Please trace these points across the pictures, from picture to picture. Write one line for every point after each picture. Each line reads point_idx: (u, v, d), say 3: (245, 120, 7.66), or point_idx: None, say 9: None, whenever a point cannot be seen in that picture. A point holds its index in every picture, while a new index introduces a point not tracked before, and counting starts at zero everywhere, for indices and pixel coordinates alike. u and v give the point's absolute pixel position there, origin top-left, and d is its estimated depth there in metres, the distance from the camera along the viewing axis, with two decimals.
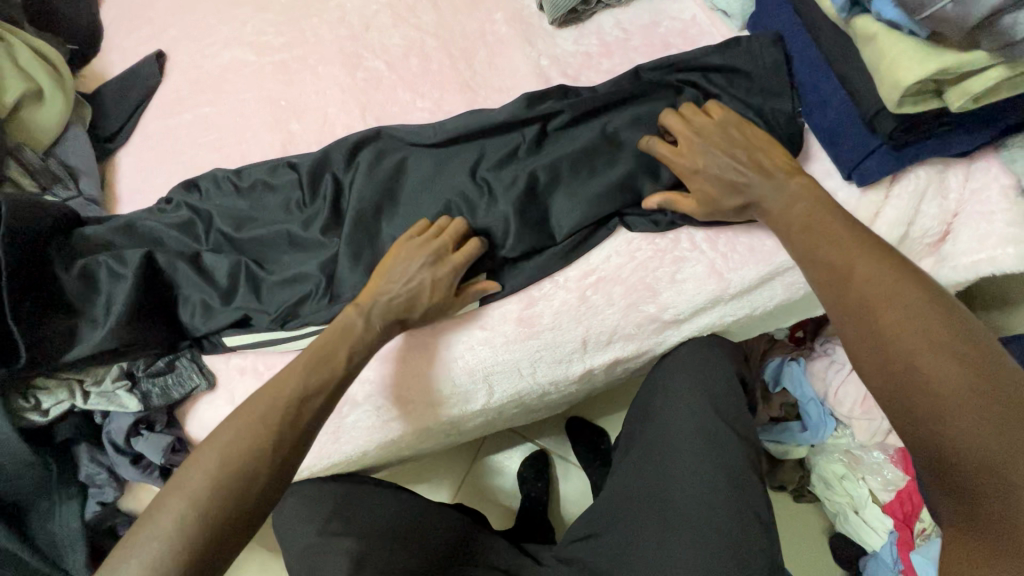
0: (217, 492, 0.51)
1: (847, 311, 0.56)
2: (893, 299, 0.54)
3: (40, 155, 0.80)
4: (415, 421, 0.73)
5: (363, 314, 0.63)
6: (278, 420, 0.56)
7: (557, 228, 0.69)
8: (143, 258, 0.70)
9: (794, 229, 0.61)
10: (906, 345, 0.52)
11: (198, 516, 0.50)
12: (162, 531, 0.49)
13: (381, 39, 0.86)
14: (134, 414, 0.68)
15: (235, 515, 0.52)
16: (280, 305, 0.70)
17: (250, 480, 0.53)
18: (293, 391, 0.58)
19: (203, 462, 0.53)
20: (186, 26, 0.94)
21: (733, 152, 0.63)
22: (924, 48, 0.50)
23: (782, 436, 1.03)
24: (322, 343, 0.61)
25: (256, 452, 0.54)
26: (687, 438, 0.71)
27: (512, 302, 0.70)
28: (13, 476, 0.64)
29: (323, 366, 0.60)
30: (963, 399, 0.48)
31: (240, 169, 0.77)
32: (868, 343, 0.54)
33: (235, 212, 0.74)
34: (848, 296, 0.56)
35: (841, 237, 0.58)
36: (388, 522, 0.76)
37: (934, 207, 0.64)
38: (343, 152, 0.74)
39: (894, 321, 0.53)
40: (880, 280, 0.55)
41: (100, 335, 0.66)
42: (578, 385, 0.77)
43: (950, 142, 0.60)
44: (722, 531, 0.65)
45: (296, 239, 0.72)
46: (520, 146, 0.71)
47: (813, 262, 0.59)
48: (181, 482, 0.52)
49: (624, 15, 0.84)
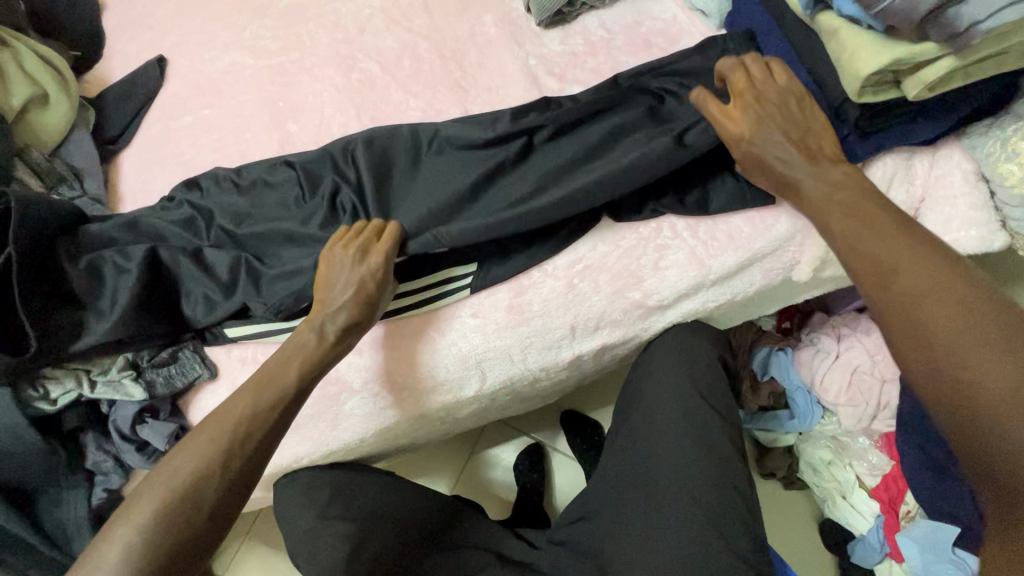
0: (165, 518, 0.54)
1: (889, 300, 0.54)
2: (940, 291, 0.52)
3: (45, 156, 0.83)
4: (412, 407, 0.75)
5: (315, 328, 0.66)
6: (225, 444, 0.58)
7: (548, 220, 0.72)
8: (146, 253, 0.72)
9: (832, 214, 0.59)
10: (956, 347, 0.49)
11: (142, 542, 0.53)
12: (109, 559, 0.52)
13: (375, 41, 0.89)
14: (138, 402, 0.70)
15: (182, 540, 0.54)
16: (279, 298, 0.72)
17: (198, 505, 0.55)
18: (242, 414, 0.60)
19: (153, 486, 0.56)
20: (186, 32, 0.98)
21: (785, 124, 0.63)
22: (880, 41, 0.53)
23: (771, 425, 1.06)
24: (273, 364, 0.64)
25: (205, 478, 0.56)
26: (671, 422, 0.74)
27: (503, 291, 0.73)
28: (21, 463, 0.66)
29: (271, 389, 0.63)
30: (1008, 396, 0.46)
31: (240, 168, 0.80)
32: (913, 344, 0.52)
33: (235, 209, 0.77)
34: (892, 293, 0.54)
35: (886, 232, 0.56)
36: (386, 508, 0.78)
37: (902, 192, 0.67)
38: (338, 152, 0.77)
39: (941, 322, 0.51)
40: (928, 277, 0.53)
41: (106, 326, 0.68)
42: (567, 371, 0.80)
43: (914, 130, 0.63)
44: (706, 505, 0.68)
45: (294, 234, 0.75)
46: (506, 159, 0.73)
47: (853, 256, 0.57)
48: (128, 510, 0.55)
49: (608, 16, 0.87)
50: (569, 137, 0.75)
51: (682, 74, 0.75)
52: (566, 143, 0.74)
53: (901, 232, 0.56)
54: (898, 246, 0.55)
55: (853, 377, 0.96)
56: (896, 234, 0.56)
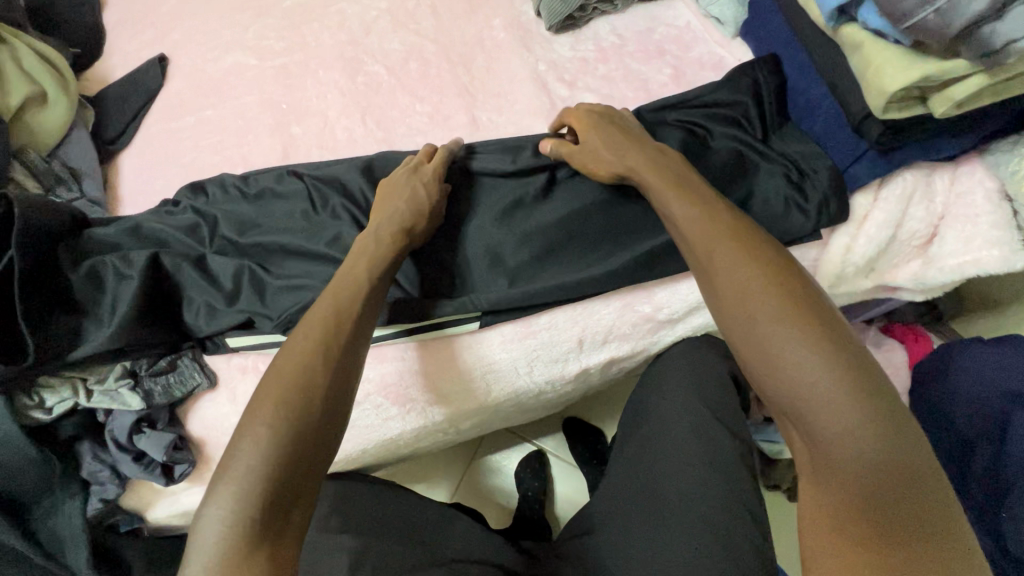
0: (290, 409, 0.52)
1: (721, 294, 0.54)
2: (763, 286, 0.52)
3: (43, 157, 0.81)
4: (416, 419, 0.74)
5: (371, 236, 0.64)
6: (321, 338, 0.56)
7: (563, 242, 0.71)
8: (148, 259, 0.71)
9: (670, 191, 0.59)
10: (770, 341, 0.50)
11: (271, 436, 0.51)
12: (245, 453, 0.50)
13: (381, 44, 0.88)
14: (137, 412, 0.68)
15: (303, 438, 0.52)
16: (283, 311, 0.71)
17: (312, 400, 0.53)
18: (327, 310, 0.58)
19: (268, 392, 0.53)
20: (188, 30, 0.96)
21: (619, 126, 0.67)
22: (909, 56, 0.52)
23: (776, 436, 1.03)
24: (339, 276, 0.61)
25: (313, 375, 0.54)
26: (679, 435, 0.73)
27: (509, 327, 0.71)
28: (17, 472, 0.65)
29: (348, 287, 0.60)
30: (824, 391, 0.47)
31: (248, 176, 0.78)
32: (743, 333, 0.52)
33: (242, 218, 0.76)
34: (722, 293, 0.54)
35: (724, 229, 0.56)
36: (383, 521, 0.78)
37: (922, 210, 0.65)
38: (351, 176, 0.75)
39: (768, 331, 0.50)
40: (764, 281, 0.52)
41: (105, 334, 0.66)
42: (574, 384, 0.78)
43: (935, 146, 0.62)
44: (713, 524, 0.67)
45: (298, 248, 0.73)
46: (528, 195, 0.72)
47: (687, 239, 0.57)
48: (251, 410, 0.52)
49: (620, 21, 0.86)
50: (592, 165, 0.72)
51: (710, 104, 0.71)
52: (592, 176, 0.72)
53: (737, 223, 0.56)
54: (727, 229, 0.56)
55: None
56: (733, 228, 0.56)
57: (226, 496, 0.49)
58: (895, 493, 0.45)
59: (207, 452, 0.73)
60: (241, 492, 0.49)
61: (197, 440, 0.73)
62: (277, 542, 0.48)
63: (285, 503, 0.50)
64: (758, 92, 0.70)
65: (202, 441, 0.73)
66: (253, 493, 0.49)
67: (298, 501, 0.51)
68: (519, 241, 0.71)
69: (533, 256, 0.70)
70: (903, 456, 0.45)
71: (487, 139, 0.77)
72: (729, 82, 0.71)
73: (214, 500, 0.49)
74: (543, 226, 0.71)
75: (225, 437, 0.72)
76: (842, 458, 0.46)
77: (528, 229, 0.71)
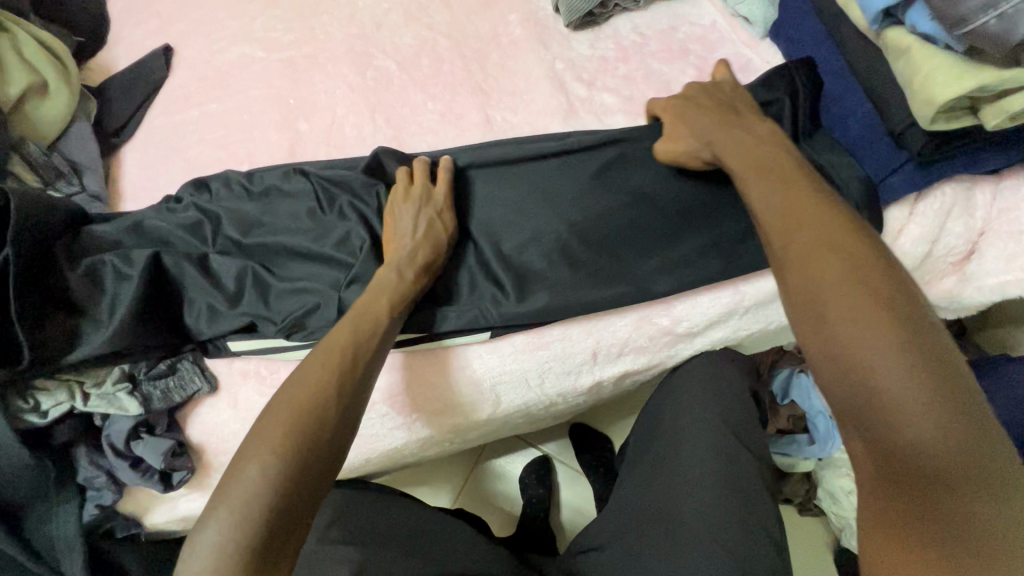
0: (296, 440, 0.50)
1: (791, 272, 0.50)
2: (842, 265, 0.48)
3: (44, 149, 0.78)
4: (422, 430, 0.71)
5: (394, 269, 0.62)
6: (336, 369, 0.55)
7: (579, 249, 0.68)
8: (150, 259, 0.68)
9: (749, 169, 0.57)
10: (842, 325, 0.46)
11: (278, 465, 0.48)
12: (248, 479, 0.48)
13: (393, 38, 0.85)
14: (134, 417, 0.66)
15: (307, 472, 0.49)
16: (287, 316, 0.68)
17: (320, 433, 0.51)
18: (346, 341, 0.57)
19: (277, 417, 0.51)
20: (194, 20, 0.93)
21: (710, 103, 0.64)
22: (960, 64, 0.50)
23: (789, 450, 1.00)
24: (362, 301, 0.60)
25: (324, 408, 0.52)
26: (694, 453, 0.70)
27: (518, 338, 0.68)
28: (11, 478, 0.63)
29: (368, 318, 0.59)
30: (901, 386, 0.42)
31: (252, 172, 0.75)
32: (810, 315, 0.48)
33: (246, 217, 0.73)
34: (791, 271, 0.50)
35: (802, 212, 0.52)
36: (391, 531, 0.75)
37: (960, 225, 0.62)
38: (360, 175, 0.72)
39: (836, 321, 0.46)
40: (840, 267, 0.48)
41: (105, 337, 0.64)
42: (586, 396, 0.76)
43: (980, 159, 0.59)
44: (731, 548, 0.63)
45: (304, 250, 0.70)
46: (543, 200, 0.69)
47: (761, 212, 0.54)
48: (258, 433, 0.50)
49: (642, 19, 0.82)
50: (608, 174, 0.70)
51: None
52: (610, 181, 0.69)
53: (825, 207, 0.52)
54: (807, 203, 0.52)
55: None
56: (816, 207, 0.52)
57: (223, 520, 0.46)
58: (970, 510, 0.39)
59: (206, 458, 0.71)
60: (238, 521, 0.46)
61: (197, 445, 0.71)
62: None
63: (280, 540, 0.47)
64: (795, 92, 0.66)
65: (202, 447, 0.71)
66: (249, 522, 0.46)
67: (291, 541, 0.48)
68: (532, 248, 0.68)
69: (546, 263, 0.68)
70: (986, 476, 0.40)
71: (505, 138, 0.74)
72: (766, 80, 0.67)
73: (211, 523, 0.47)
74: (558, 231, 0.68)
75: (226, 444, 0.70)
76: (910, 463, 0.41)
77: (542, 234, 0.68)
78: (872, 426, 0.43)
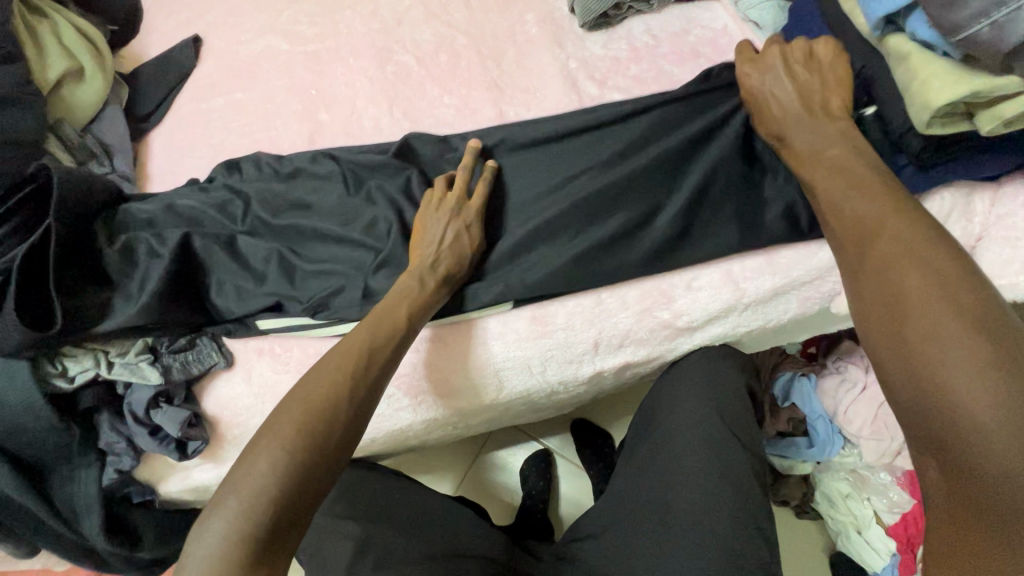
0: (305, 437, 0.53)
1: (867, 273, 0.52)
2: (922, 269, 0.48)
3: (77, 131, 0.82)
4: (427, 411, 0.74)
5: (416, 277, 0.65)
6: (349, 374, 0.58)
7: (601, 228, 0.70)
8: (181, 240, 0.72)
9: (818, 167, 0.60)
10: (917, 326, 0.46)
11: (287, 459, 0.51)
12: (259, 471, 0.50)
13: (412, 34, 0.88)
14: (154, 386, 0.68)
15: (313, 471, 0.52)
16: (313, 296, 0.71)
17: (328, 433, 0.54)
18: (363, 346, 0.60)
19: (289, 414, 0.54)
20: (223, 12, 0.97)
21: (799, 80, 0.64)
22: (955, 69, 0.52)
23: (787, 451, 1.00)
24: (382, 308, 0.63)
25: (335, 409, 0.55)
26: (686, 445, 0.72)
27: (519, 321, 0.71)
28: (39, 437, 0.66)
29: (388, 326, 0.62)
30: (972, 395, 0.42)
31: (283, 156, 0.79)
32: (881, 315, 0.49)
33: (277, 198, 0.76)
34: (867, 272, 0.52)
35: (883, 224, 0.52)
36: (393, 510, 0.78)
37: (958, 229, 0.64)
38: (390, 159, 0.76)
39: (915, 329, 0.46)
40: (928, 288, 0.47)
41: (128, 312, 0.68)
42: (587, 386, 0.78)
43: (978, 165, 0.61)
44: (722, 539, 0.65)
45: (330, 231, 0.73)
46: (565, 178, 0.73)
47: (836, 212, 0.57)
48: (270, 428, 0.53)
49: (655, 21, 0.84)
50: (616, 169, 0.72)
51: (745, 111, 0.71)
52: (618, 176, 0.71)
53: (914, 219, 0.51)
54: (889, 205, 0.53)
55: (881, 411, 0.89)
56: (898, 207, 0.52)
57: (233, 509, 0.49)
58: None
59: (219, 430, 0.74)
60: (244, 511, 0.49)
61: (212, 417, 0.74)
62: (272, 566, 0.49)
63: (282, 532, 0.50)
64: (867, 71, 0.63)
65: (216, 419, 0.74)
66: (254, 513, 0.49)
67: (292, 535, 0.50)
68: (554, 227, 0.71)
69: (563, 242, 0.71)
70: None
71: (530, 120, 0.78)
72: (810, 61, 0.65)
73: (222, 509, 0.49)
74: (573, 220, 0.71)
75: (239, 417, 0.73)
76: (978, 489, 0.41)
77: (563, 215, 0.71)
78: (944, 449, 0.43)
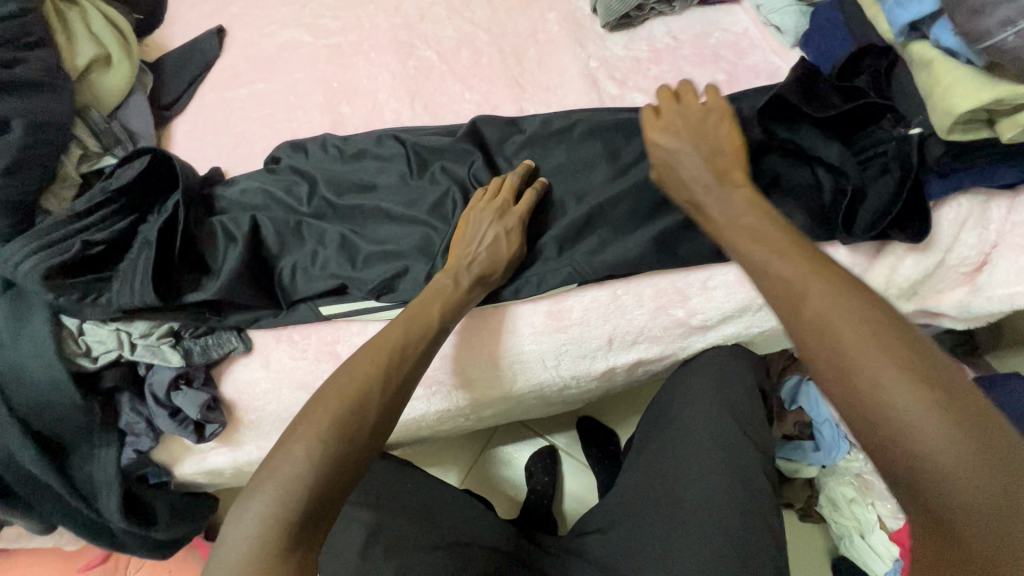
0: (340, 425, 0.53)
1: (812, 344, 0.44)
2: (871, 337, 0.41)
3: (104, 117, 0.83)
4: (442, 401, 0.75)
5: (451, 276, 0.66)
6: (383, 368, 0.58)
7: (658, 217, 0.71)
8: (251, 223, 0.74)
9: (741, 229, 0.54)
10: (880, 402, 0.39)
11: (323, 449, 0.51)
12: (295, 458, 0.51)
13: (435, 30, 0.89)
14: (176, 368, 0.70)
15: (345, 460, 0.52)
16: (376, 278, 0.72)
17: (361, 424, 0.54)
18: (397, 339, 0.60)
19: (325, 404, 0.54)
20: (247, 4, 0.98)
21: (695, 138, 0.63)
22: (978, 77, 0.53)
23: (794, 454, 1.01)
24: (417, 305, 0.64)
25: (369, 398, 0.56)
26: (700, 441, 0.73)
27: (538, 315, 0.71)
28: (63, 416, 0.68)
29: (423, 322, 0.63)
30: (970, 476, 0.35)
31: (348, 137, 0.81)
32: (841, 389, 0.42)
33: (340, 180, 0.78)
34: (811, 344, 0.44)
35: (808, 292, 0.46)
36: (402, 499, 0.78)
37: (974, 236, 0.64)
38: (458, 141, 0.76)
39: (886, 404, 0.39)
40: (876, 355, 0.41)
41: (213, 287, 0.70)
42: (598, 381, 0.79)
43: (995, 172, 0.62)
44: (731, 536, 0.66)
45: (395, 213, 0.75)
46: (619, 166, 0.74)
47: (766, 280, 0.50)
48: (305, 418, 0.54)
49: (676, 23, 0.85)
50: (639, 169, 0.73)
51: None
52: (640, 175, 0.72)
53: (824, 267, 0.47)
54: (812, 268, 0.47)
55: None
56: (822, 265, 0.47)
57: (270, 493, 0.49)
58: None
59: (236, 414, 0.75)
60: (280, 498, 0.49)
61: (229, 401, 0.75)
62: (303, 557, 0.49)
63: (309, 528, 0.49)
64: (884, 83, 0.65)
65: (233, 403, 0.75)
66: (290, 500, 0.49)
67: (321, 527, 0.50)
68: (607, 215, 0.72)
69: (612, 230, 0.72)
70: None
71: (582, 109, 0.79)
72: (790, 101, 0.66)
73: (259, 494, 0.49)
74: (635, 207, 0.72)
75: (256, 403, 0.75)
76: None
77: (615, 204, 0.72)
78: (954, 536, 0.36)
